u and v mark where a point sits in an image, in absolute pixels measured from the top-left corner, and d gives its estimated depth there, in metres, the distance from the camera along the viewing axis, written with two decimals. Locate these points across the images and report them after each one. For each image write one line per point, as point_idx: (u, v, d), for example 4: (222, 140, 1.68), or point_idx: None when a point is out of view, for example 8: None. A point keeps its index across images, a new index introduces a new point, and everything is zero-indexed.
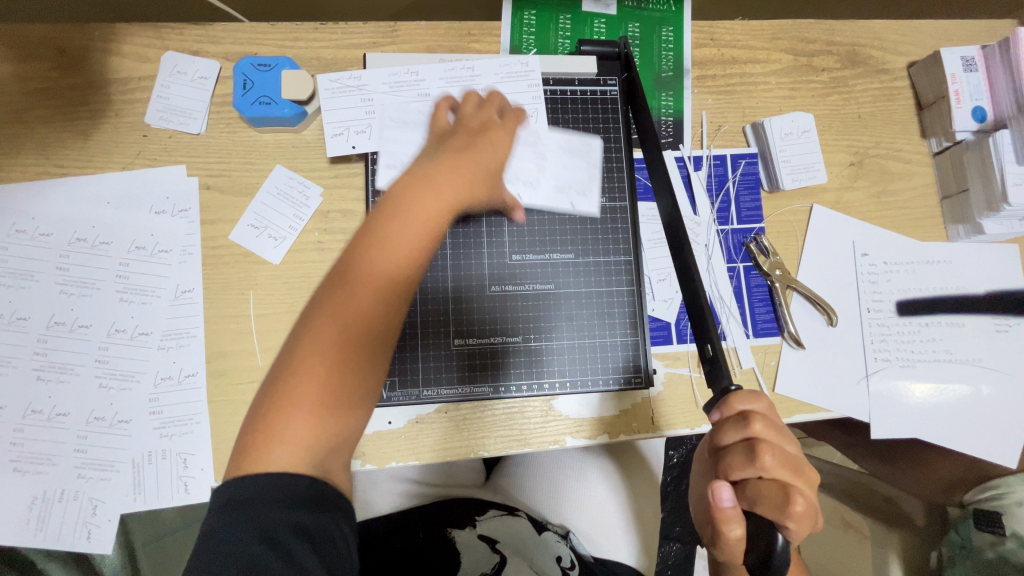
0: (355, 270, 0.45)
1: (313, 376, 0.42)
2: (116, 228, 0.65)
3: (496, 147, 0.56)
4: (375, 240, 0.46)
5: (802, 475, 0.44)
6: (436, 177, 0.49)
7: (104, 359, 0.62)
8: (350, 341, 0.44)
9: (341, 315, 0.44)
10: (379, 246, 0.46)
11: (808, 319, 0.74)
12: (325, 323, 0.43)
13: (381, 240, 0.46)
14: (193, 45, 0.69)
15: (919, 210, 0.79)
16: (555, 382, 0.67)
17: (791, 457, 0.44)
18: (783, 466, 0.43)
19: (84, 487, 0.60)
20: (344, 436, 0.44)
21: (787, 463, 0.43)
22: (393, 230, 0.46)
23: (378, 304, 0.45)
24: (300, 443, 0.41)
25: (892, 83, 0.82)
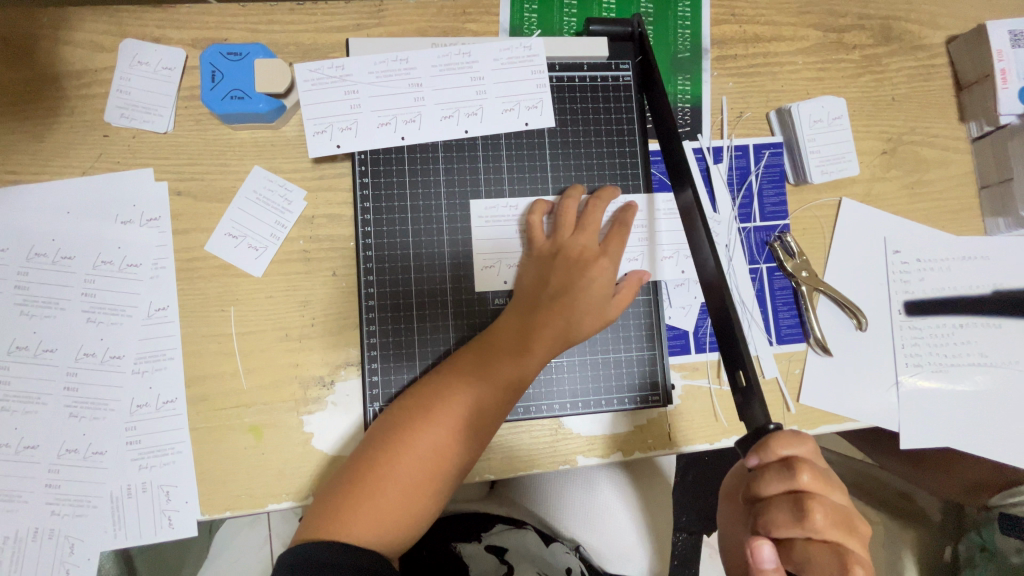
0: (426, 412, 0.53)
1: (394, 479, 0.51)
2: (78, 241, 0.58)
3: (594, 293, 0.57)
4: (436, 400, 0.54)
5: (849, 530, 0.43)
6: (494, 340, 0.56)
7: (74, 386, 0.57)
8: (422, 488, 0.51)
9: (416, 451, 0.52)
10: (440, 410, 0.53)
11: (838, 324, 0.69)
12: (410, 433, 0.52)
13: (446, 397, 0.53)
14: (155, 31, 0.62)
15: (956, 201, 0.73)
16: (564, 402, 0.62)
17: (839, 512, 0.43)
18: (831, 523, 0.42)
19: (60, 524, 0.55)
20: (426, 506, 0.51)
21: (836, 518, 0.42)
22: (454, 399, 0.53)
23: (441, 463, 0.52)
24: (384, 516, 0.50)
25: (929, 60, 0.74)
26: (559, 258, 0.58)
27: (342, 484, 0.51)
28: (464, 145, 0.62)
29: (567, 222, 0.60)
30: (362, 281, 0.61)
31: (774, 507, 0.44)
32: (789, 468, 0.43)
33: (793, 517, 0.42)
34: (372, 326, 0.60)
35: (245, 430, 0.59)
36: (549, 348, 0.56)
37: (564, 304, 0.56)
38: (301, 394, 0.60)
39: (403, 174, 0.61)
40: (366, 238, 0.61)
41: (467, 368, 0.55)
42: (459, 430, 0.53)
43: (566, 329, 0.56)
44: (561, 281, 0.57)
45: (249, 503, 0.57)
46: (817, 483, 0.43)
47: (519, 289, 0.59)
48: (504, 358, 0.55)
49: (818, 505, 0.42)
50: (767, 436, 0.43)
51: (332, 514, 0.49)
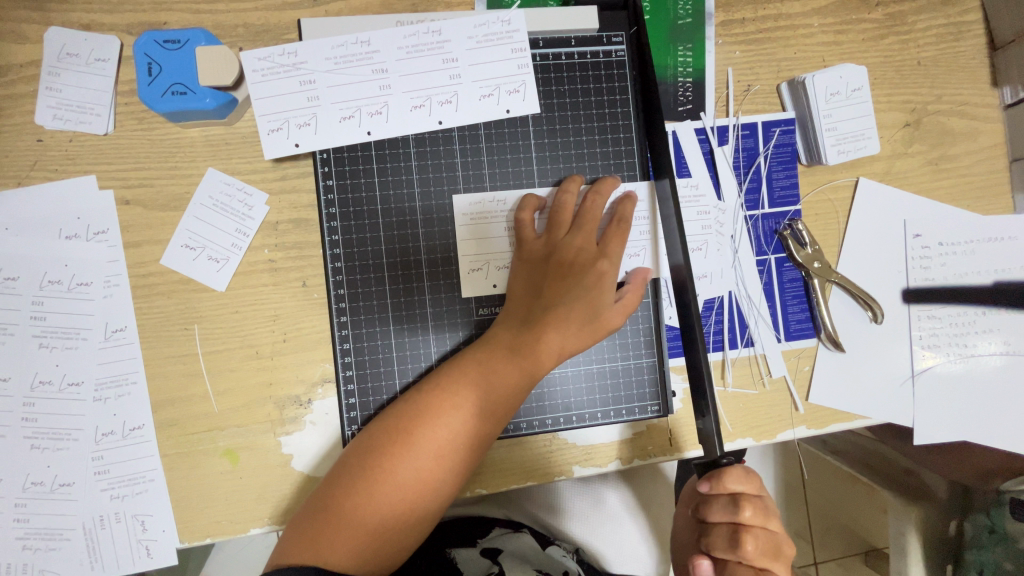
0: (412, 432, 0.50)
1: (376, 503, 0.48)
2: (21, 260, 0.53)
3: (592, 300, 0.52)
4: (421, 420, 0.50)
5: (778, 557, 0.47)
6: (483, 354, 0.52)
7: (33, 416, 0.53)
8: (406, 514, 0.48)
9: (400, 475, 0.48)
10: (427, 430, 0.50)
11: (851, 316, 0.64)
12: (394, 455, 0.49)
13: (432, 417, 0.50)
14: (83, 16, 0.54)
15: (983, 176, 0.66)
16: (558, 416, 0.58)
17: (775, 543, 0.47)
18: (762, 551, 0.46)
19: (32, 559, 0.53)
20: (409, 530, 0.49)
21: (767, 547, 0.46)
22: (442, 419, 0.50)
23: (428, 488, 0.49)
24: (361, 540, 0.47)
25: (960, 17, 0.66)
26: (552, 261, 0.53)
27: (319, 504, 0.48)
28: (438, 139, 0.56)
29: (562, 219, 0.54)
30: (333, 293, 0.56)
31: (714, 530, 0.48)
32: (733, 504, 0.47)
33: (728, 543, 0.47)
34: (347, 342, 0.56)
35: (220, 455, 0.55)
36: (544, 360, 0.52)
37: (557, 315, 0.52)
38: (277, 415, 0.56)
39: (371, 174, 0.55)
40: (335, 246, 0.55)
41: (455, 385, 0.51)
42: (446, 452, 0.50)
43: (562, 341, 0.52)
44: (553, 288, 0.53)
45: (229, 529, 0.55)
46: (756, 517, 0.46)
47: (509, 295, 0.55)
48: (494, 375, 0.51)
49: (750, 535, 0.46)
50: (721, 469, 0.47)
51: (307, 540, 0.46)
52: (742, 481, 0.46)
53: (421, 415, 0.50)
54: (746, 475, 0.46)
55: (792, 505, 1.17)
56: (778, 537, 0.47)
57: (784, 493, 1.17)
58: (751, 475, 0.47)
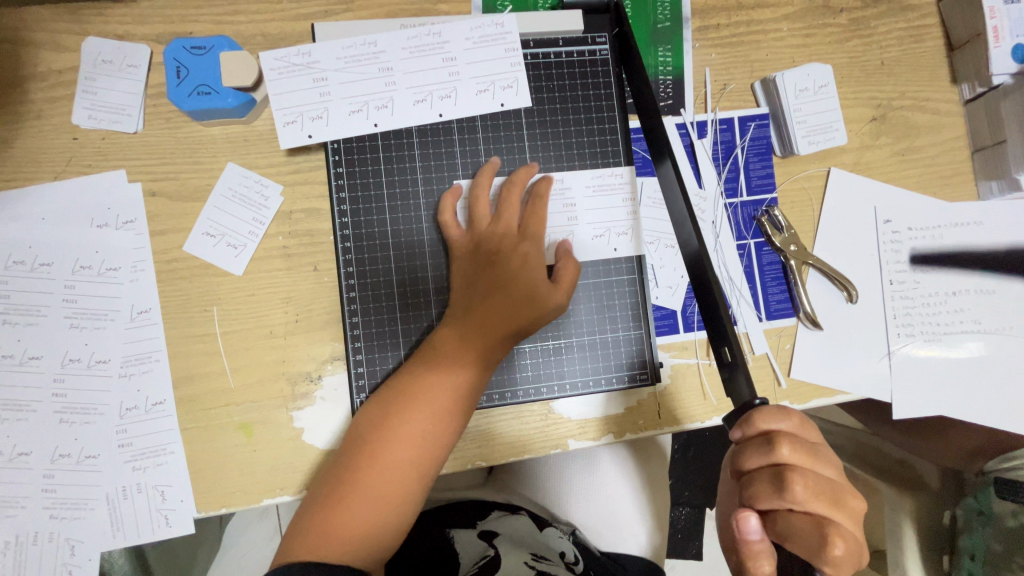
0: (377, 424, 0.53)
1: (361, 491, 0.51)
2: (55, 247, 0.58)
3: (523, 280, 0.55)
4: (385, 412, 0.54)
5: (835, 503, 0.44)
6: (436, 342, 0.56)
7: (62, 392, 0.57)
8: (391, 498, 0.52)
9: (374, 463, 0.52)
10: (393, 420, 0.53)
11: (827, 295, 0.68)
12: (364, 446, 0.53)
13: (391, 406, 0.54)
14: (117, 28, 0.60)
15: (948, 165, 0.71)
16: (553, 384, 0.62)
17: (828, 486, 0.44)
18: (815, 495, 0.43)
19: (58, 527, 0.56)
20: (401, 512, 0.52)
21: (820, 491, 0.43)
22: (402, 407, 0.53)
23: (407, 470, 0.52)
24: (352, 528, 0.50)
25: (919, 21, 0.72)
26: (479, 253, 0.57)
27: (314, 501, 0.52)
28: (439, 130, 0.61)
29: (480, 214, 0.58)
30: (343, 273, 0.60)
31: (758, 481, 0.45)
32: (768, 444, 0.45)
33: (777, 492, 0.43)
34: (355, 318, 0.60)
35: (235, 428, 0.59)
36: (490, 339, 0.55)
37: (495, 298, 0.55)
38: (290, 391, 0.60)
39: (378, 162, 0.60)
40: (344, 230, 0.60)
41: (410, 373, 0.55)
42: (413, 436, 0.53)
43: (506, 320, 0.55)
44: (492, 273, 0.56)
45: (244, 499, 0.58)
46: (796, 455, 0.44)
47: (453, 286, 0.58)
48: (444, 357, 0.55)
49: (800, 478, 0.43)
50: (751, 412, 0.47)
51: (305, 536, 0.50)
52: (775, 417, 0.45)
53: (382, 407, 0.54)
54: (777, 410, 0.46)
55: None
56: (830, 480, 0.44)
57: None
58: (783, 411, 0.46)
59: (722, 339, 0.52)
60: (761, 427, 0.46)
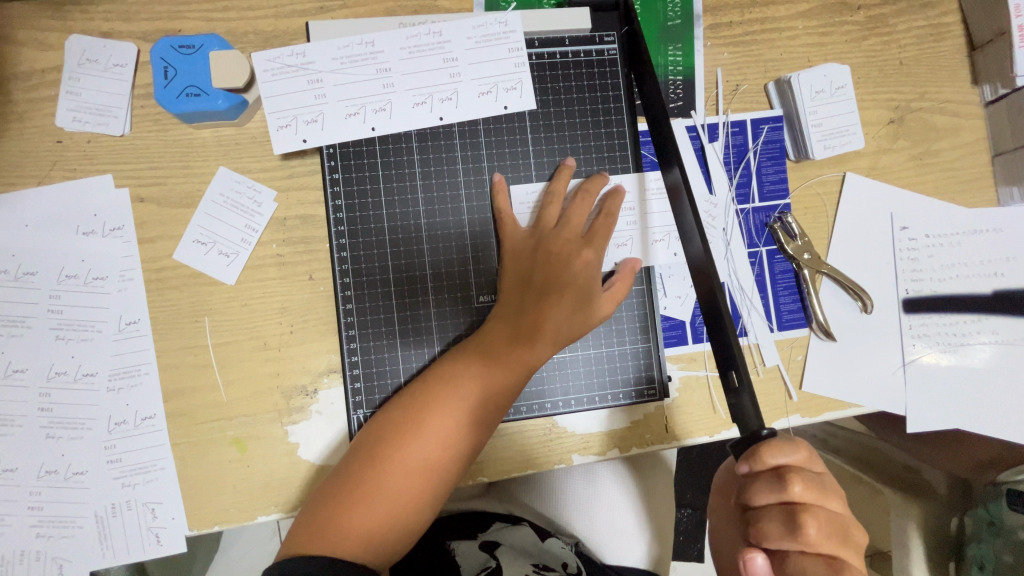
0: (417, 420, 0.51)
1: (386, 489, 0.49)
2: (40, 256, 0.56)
3: (581, 288, 0.55)
4: (426, 408, 0.52)
5: (844, 539, 0.43)
6: (484, 340, 0.54)
7: (48, 406, 0.55)
8: (414, 499, 0.50)
9: (406, 461, 0.50)
10: (433, 419, 0.51)
11: (841, 305, 0.66)
12: (400, 442, 0.51)
13: (435, 403, 0.52)
14: (102, 25, 0.57)
15: (968, 170, 0.68)
16: (556, 400, 0.60)
17: (837, 522, 0.43)
18: (827, 535, 0.42)
19: (45, 546, 0.54)
20: (419, 514, 0.50)
21: (831, 530, 0.43)
22: (446, 406, 0.52)
23: (434, 473, 0.50)
24: (370, 525, 0.48)
25: (939, 19, 0.69)
26: (539, 251, 0.56)
27: (329, 493, 0.49)
28: (439, 135, 0.58)
29: (548, 215, 0.57)
30: (339, 284, 0.58)
31: (768, 517, 0.44)
32: (780, 481, 0.43)
33: (787, 531, 0.42)
34: (352, 330, 0.58)
35: (228, 444, 0.57)
36: (544, 349, 0.54)
37: (550, 302, 0.54)
38: (284, 405, 0.57)
39: (375, 168, 0.58)
40: (340, 239, 0.58)
41: (456, 371, 0.53)
42: (450, 437, 0.51)
43: (560, 329, 0.54)
44: (546, 276, 0.55)
45: (238, 517, 0.56)
46: (808, 493, 0.43)
47: (502, 285, 0.57)
48: (494, 358, 0.53)
49: (811, 517, 0.42)
50: (758, 443, 0.44)
51: (320, 527, 0.47)
52: (784, 451, 0.43)
53: (427, 402, 0.52)
54: (788, 444, 0.43)
55: None
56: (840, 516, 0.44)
57: None
58: (791, 444, 0.43)
59: (730, 364, 0.49)
60: (770, 462, 0.43)
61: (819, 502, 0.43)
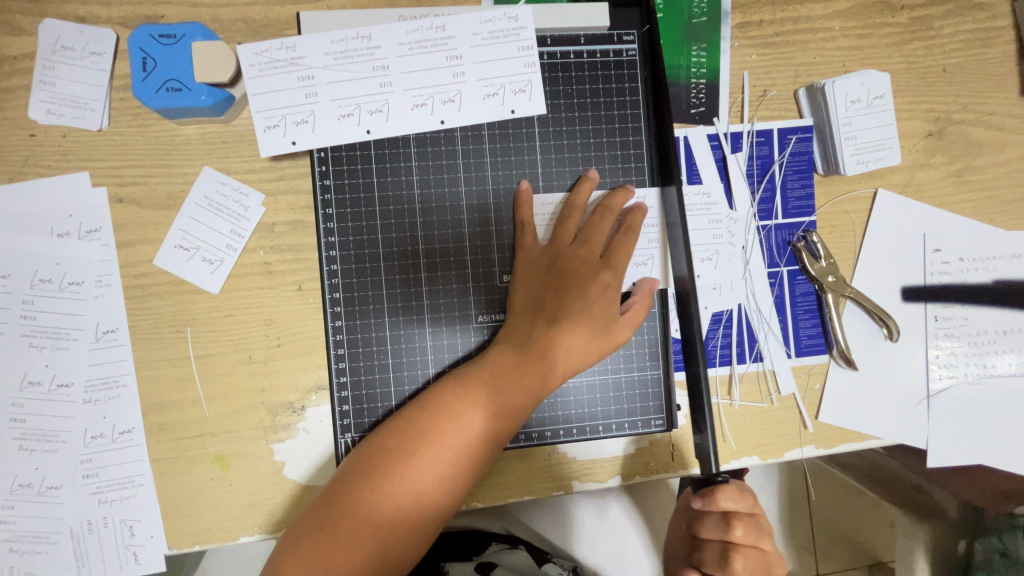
0: (412, 451, 0.48)
1: (378, 522, 0.46)
2: (11, 258, 0.52)
3: (597, 314, 0.51)
4: (423, 439, 0.48)
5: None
6: (492, 366, 0.50)
7: (21, 417, 0.52)
8: (407, 533, 0.47)
9: (400, 494, 0.47)
10: (434, 450, 0.48)
11: (865, 329, 0.62)
12: (394, 474, 0.47)
13: (436, 433, 0.48)
14: (78, 9, 0.53)
15: (1009, 189, 0.63)
16: (558, 428, 0.56)
17: (765, 560, 0.50)
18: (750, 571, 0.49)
19: (18, 562, 0.52)
20: (404, 550, 0.47)
21: (756, 567, 0.49)
22: (445, 439, 0.48)
23: (428, 508, 0.47)
24: (357, 560, 0.45)
25: (989, 22, 0.63)
26: (554, 272, 0.52)
27: (315, 521, 0.46)
28: (440, 140, 0.54)
29: (566, 231, 0.53)
30: (328, 298, 0.54)
31: (708, 549, 0.51)
32: (726, 524, 0.50)
33: (719, 560, 0.50)
34: (342, 347, 0.54)
35: (210, 461, 0.54)
36: (556, 378, 0.50)
37: (564, 329, 0.50)
38: (270, 422, 0.54)
39: (370, 174, 0.54)
40: (331, 250, 0.54)
41: (462, 399, 0.49)
42: (446, 472, 0.48)
43: (572, 360, 0.50)
44: (563, 299, 0.51)
45: (219, 537, 0.53)
46: (747, 537, 0.49)
47: (510, 308, 0.53)
48: (503, 388, 0.49)
49: (740, 554, 0.49)
50: (715, 487, 0.50)
51: (304, 559, 0.44)
52: (733, 498, 0.50)
53: (429, 430, 0.48)
54: (738, 493, 0.49)
55: (796, 522, 1.08)
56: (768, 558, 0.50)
57: (790, 512, 1.08)
58: (741, 493, 0.50)
59: (699, 407, 0.49)
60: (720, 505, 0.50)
61: (753, 544, 0.50)
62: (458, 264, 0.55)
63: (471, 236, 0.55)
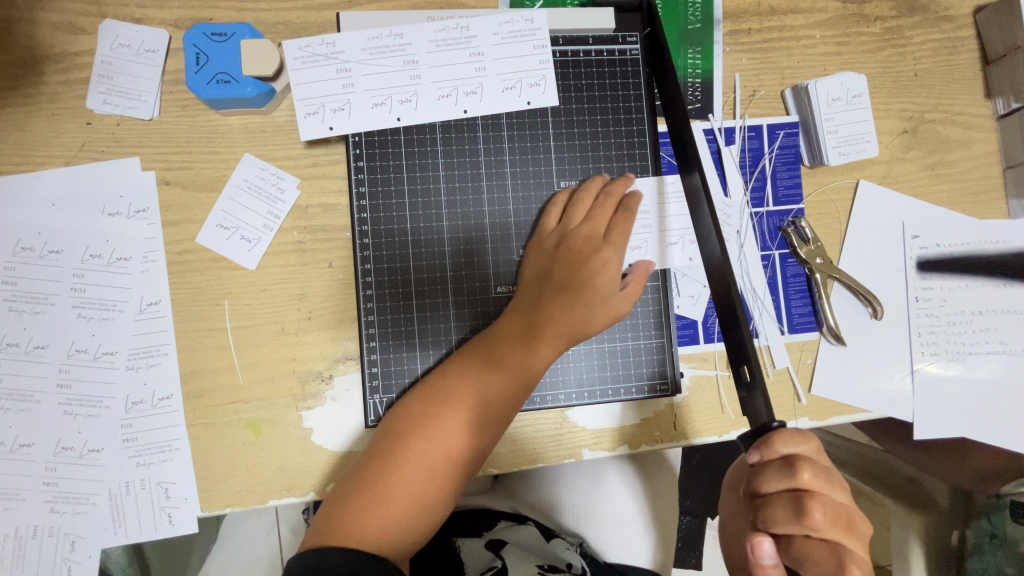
0: (438, 410, 0.52)
1: (405, 481, 0.50)
2: (65, 235, 0.56)
3: (599, 287, 0.55)
4: (442, 402, 0.52)
5: (849, 529, 0.45)
6: (504, 334, 0.55)
7: (68, 383, 0.56)
8: (431, 490, 0.50)
9: (423, 454, 0.50)
10: (453, 412, 0.52)
11: (852, 306, 0.66)
12: (417, 437, 0.51)
13: (454, 398, 0.52)
14: (135, 11, 0.58)
15: (979, 182, 0.69)
16: (570, 392, 0.60)
17: (842, 508, 0.46)
18: (833, 523, 0.44)
19: (59, 522, 0.55)
20: (436, 506, 0.51)
21: (839, 520, 0.45)
22: (462, 401, 0.52)
23: (450, 466, 0.51)
24: (388, 518, 0.48)
25: (954, 32, 0.70)
26: (562, 250, 0.57)
27: (349, 484, 0.50)
28: (463, 128, 0.59)
29: (574, 215, 0.58)
30: (359, 270, 0.58)
31: (774, 505, 0.46)
32: (789, 468, 0.45)
33: (792, 514, 0.45)
34: (372, 316, 0.58)
35: (243, 427, 0.57)
36: (563, 344, 0.55)
37: (567, 300, 0.55)
38: (300, 390, 0.58)
39: (399, 157, 0.59)
40: (362, 226, 0.58)
41: (476, 365, 0.53)
42: (466, 431, 0.52)
43: (576, 327, 0.55)
44: (567, 274, 0.56)
45: (250, 500, 0.56)
46: (816, 480, 0.45)
47: (523, 279, 0.58)
48: (515, 353, 0.54)
49: (817, 502, 0.44)
50: (771, 433, 0.46)
51: (338, 520, 0.48)
52: (794, 440, 0.45)
53: (448, 395, 0.52)
54: (798, 434, 0.45)
55: None
56: (845, 506, 0.46)
57: None
58: (800, 434, 0.46)
59: (742, 360, 0.52)
60: (779, 451, 0.46)
61: (825, 491, 0.45)
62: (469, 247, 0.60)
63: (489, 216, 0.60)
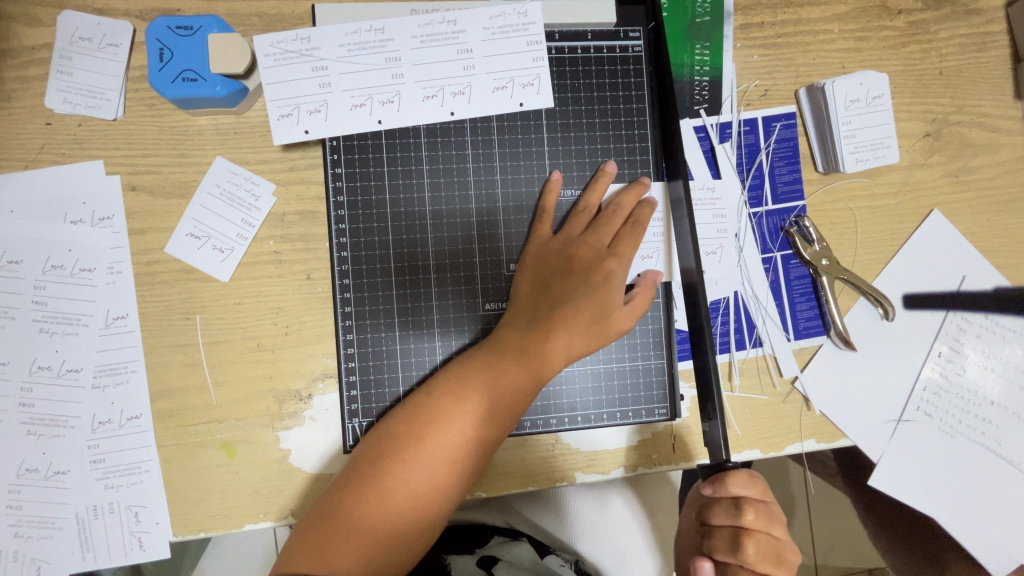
0: (420, 435, 0.48)
1: (389, 506, 0.46)
2: (25, 244, 0.53)
3: (602, 300, 0.52)
4: (432, 423, 0.49)
5: (778, 563, 0.49)
6: (500, 351, 0.51)
7: (30, 401, 0.53)
8: (418, 516, 0.47)
9: (410, 478, 0.47)
10: (443, 433, 0.48)
11: (866, 323, 0.62)
12: (404, 459, 0.48)
13: (445, 417, 0.49)
14: (97, 1, 0.54)
15: (1004, 190, 0.65)
16: (562, 415, 0.57)
17: (777, 546, 0.49)
18: (765, 558, 0.48)
19: (24, 546, 0.52)
20: (422, 532, 0.47)
21: (770, 554, 0.48)
22: (454, 422, 0.49)
23: (439, 491, 0.48)
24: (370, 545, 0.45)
25: (984, 27, 0.65)
26: (563, 259, 0.53)
27: (329, 507, 0.47)
28: (450, 131, 0.55)
29: (576, 223, 0.55)
30: (338, 285, 0.55)
31: (717, 535, 0.50)
32: (737, 507, 0.48)
33: (730, 546, 0.49)
34: (351, 333, 0.55)
35: (217, 448, 0.54)
36: (564, 358, 0.51)
37: (566, 314, 0.51)
38: (276, 409, 0.55)
39: (381, 163, 0.55)
40: (341, 237, 0.54)
41: (469, 382, 0.50)
42: (457, 453, 0.48)
43: (578, 342, 0.51)
44: (568, 285, 0.52)
45: (224, 524, 0.54)
46: (759, 521, 0.48)
47: (514, 294, 0.54)
48: (511, 370, 0.50)
49: (754, 540, 0.48)
50: (725, 473, 0.48)
51: (316, 548, 0.45)
52: (745, 483, 0.48)
53: (440, 414, 0.49)
54: (750, 478, 0.48)
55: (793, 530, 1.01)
56: (779, 543, 0.49)
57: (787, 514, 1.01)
58: (754, 478, 0.48)
59: (707, 396, 0.49)
60: (731, 491, 0.48)
61: (765, 530, 0.49)
62: (459, 254, 0.56)
63: (479, 228, 0.56)
